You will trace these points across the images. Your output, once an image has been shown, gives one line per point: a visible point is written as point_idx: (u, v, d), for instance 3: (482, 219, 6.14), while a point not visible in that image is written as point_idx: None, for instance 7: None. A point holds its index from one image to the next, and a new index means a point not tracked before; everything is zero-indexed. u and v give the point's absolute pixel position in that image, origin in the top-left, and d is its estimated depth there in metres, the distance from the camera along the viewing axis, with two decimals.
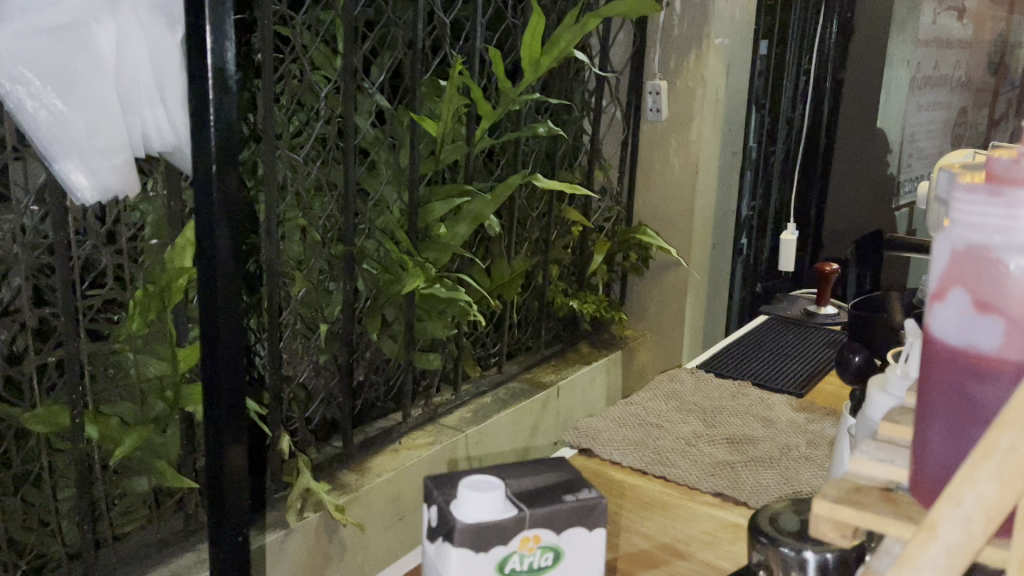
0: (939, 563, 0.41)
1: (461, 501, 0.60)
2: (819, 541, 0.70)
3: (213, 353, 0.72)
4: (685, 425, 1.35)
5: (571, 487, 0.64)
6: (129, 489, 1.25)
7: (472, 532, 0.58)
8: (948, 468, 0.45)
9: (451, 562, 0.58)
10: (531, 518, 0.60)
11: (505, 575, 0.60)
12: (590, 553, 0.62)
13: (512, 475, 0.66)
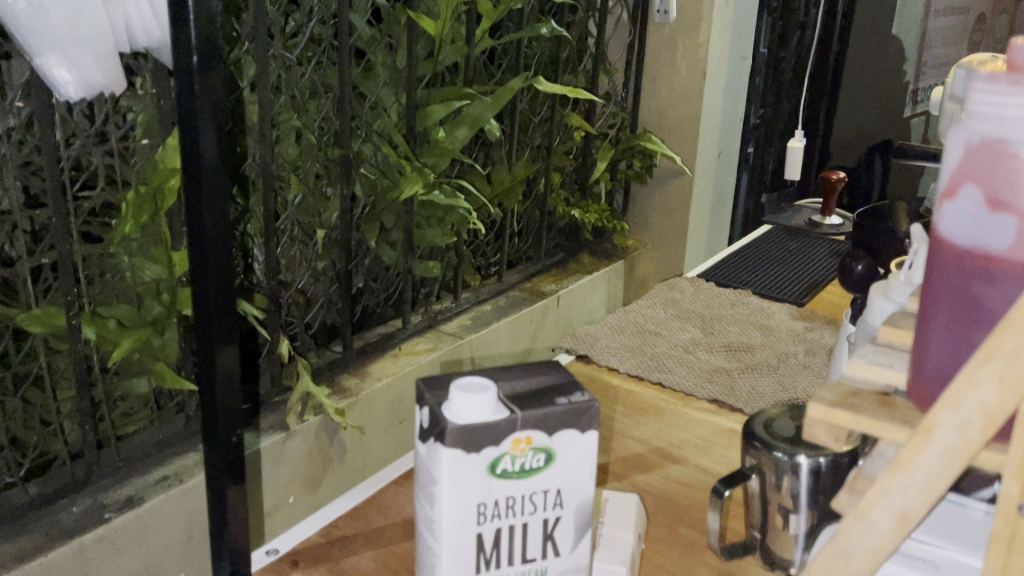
0: (932, 465, 0.40)
1: (452, 401, 0.59)
2: (813, 447, 0.70)
3: (201, 254, 0.70)
4: (684, 332, 1.34)
5: (565, 390, 0.63)
6: (129, 390, 1.25)
7: (463, 433, 0.58)
8: (948, 372, 0.44)
9: (442, 462, 0.58)
10: (522, 421, 0.59)
11: (497, 476, 0.60)
12: (583, 454, 0.62)
13: (506, 378, 0.65)
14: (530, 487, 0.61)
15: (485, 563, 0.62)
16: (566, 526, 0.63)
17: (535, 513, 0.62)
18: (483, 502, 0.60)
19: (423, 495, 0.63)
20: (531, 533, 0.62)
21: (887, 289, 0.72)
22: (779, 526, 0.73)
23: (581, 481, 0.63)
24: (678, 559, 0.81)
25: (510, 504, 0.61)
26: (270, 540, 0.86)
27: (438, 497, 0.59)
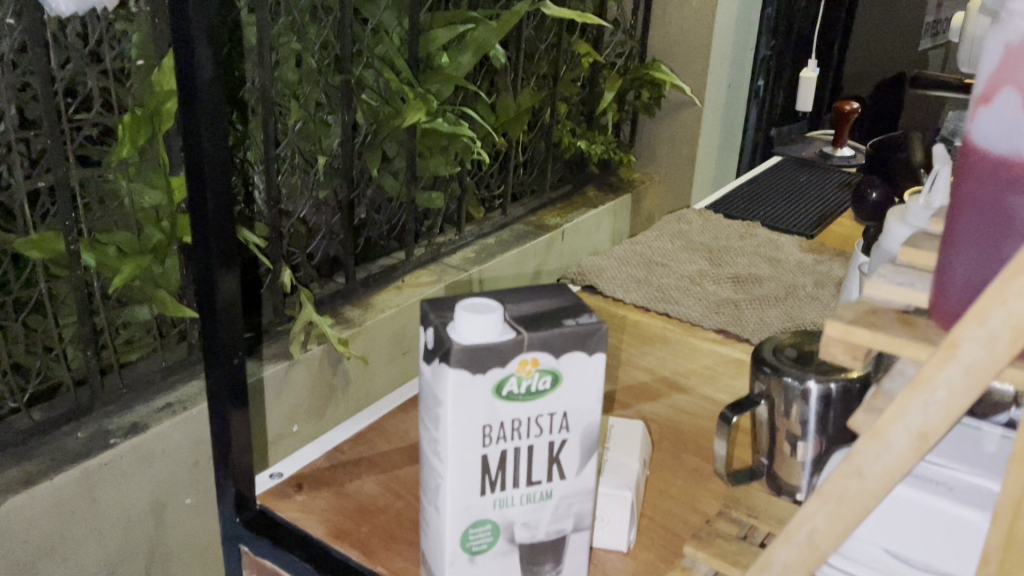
0: (955, 383, 0.38)
1: (457, 320, 0.58)
2: (824, 372, 0.69)
3: (199, 173, 0.68)
4: (691, 263, 1.33)
5: (572, 312, 0.62)
6: (131, 318, 1.24)
7: (469, 354, 0.56)
8: (975, 290, 0.42)
9: (447, 382, 0.57)
10: (529, 343, 0.58)
11: (502, 398, 0.59)
12: (589, 377, 0.61)
13: (512, 300, 0.64)
14: (536, 409, 0.60)
15: (490, 485, 0.61)
16: (572, 449, 0.62)
17: (541, 436, 0.61)
18: (489, 424, 0.59)
19: (427, 417, 0.62)
20: (537, 456, 0.61)
21: (903, 212, 0.71)
22: (786, 453, 0.73)
23: (587, 404, 0.62)
24: (683, 486, 0.81)
25: (516, 427, 0.60)
26: (273, 464, 0.86)
27: (442, 418, 0.58)
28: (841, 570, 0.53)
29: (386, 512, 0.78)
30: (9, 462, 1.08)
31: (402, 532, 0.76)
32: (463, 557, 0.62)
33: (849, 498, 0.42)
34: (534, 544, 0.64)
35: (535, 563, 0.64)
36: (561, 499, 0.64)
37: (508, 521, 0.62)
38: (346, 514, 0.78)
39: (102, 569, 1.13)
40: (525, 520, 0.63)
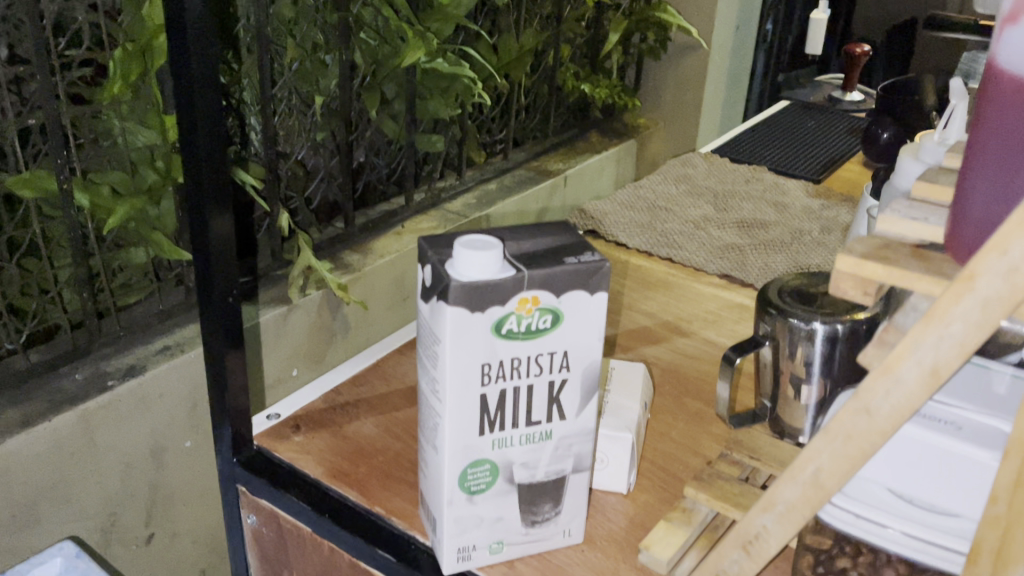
0: (971, 317, 0.37)
1: (456, 257, 0.56)
2: (830, 313, 0.67)
3: (189, 106, 0.65)
4: (695, 208, 1.30)
5: (574, 250, 0.60)
6: (128, 260, 1.22)
7: (468, 291, 0.55)
8: (993, 219, 0.41)
9: (445, 320, 0.55)
10: (529, 281, 0.56)
11: (502, 337, 0.57)
12: (591, 317, 0.59)
13: (512, 237, 0.62)
14: (537, 348, 0.59)
15: (489, 424, 0.60)
16: (572, 389, 0.61)
17: (541, 375, 0.60)
18: (488, 363, 0.58)
19: (426, 355, 0.61)
20: (536, 395, 0.60)
21: (917, 148, 0.70)
22: (790, 396, 0.72)
23: (589, 344, 0.60)
24: (684, 430, 0.80)
25: (516, 366, 0.59)
26: (271, 405, 0.85)
27: (440, 357, 0.57)
28: (845, 509, 0.53)
29: (385, 454, 0.77)
30: (7, 403, 1.07)
31: (401, 473, 0.75)
32: (461, 496, 0.61)
33: (856, 435, 0.41)
34: (533, 485, 0.63)
35: (534, 503, 0.64)
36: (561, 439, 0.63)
37: (507, 461, 0.61)
38: (344, 455, 0.77)
39: (102, 510, 1.13)
40: (524, 461, 0.62)
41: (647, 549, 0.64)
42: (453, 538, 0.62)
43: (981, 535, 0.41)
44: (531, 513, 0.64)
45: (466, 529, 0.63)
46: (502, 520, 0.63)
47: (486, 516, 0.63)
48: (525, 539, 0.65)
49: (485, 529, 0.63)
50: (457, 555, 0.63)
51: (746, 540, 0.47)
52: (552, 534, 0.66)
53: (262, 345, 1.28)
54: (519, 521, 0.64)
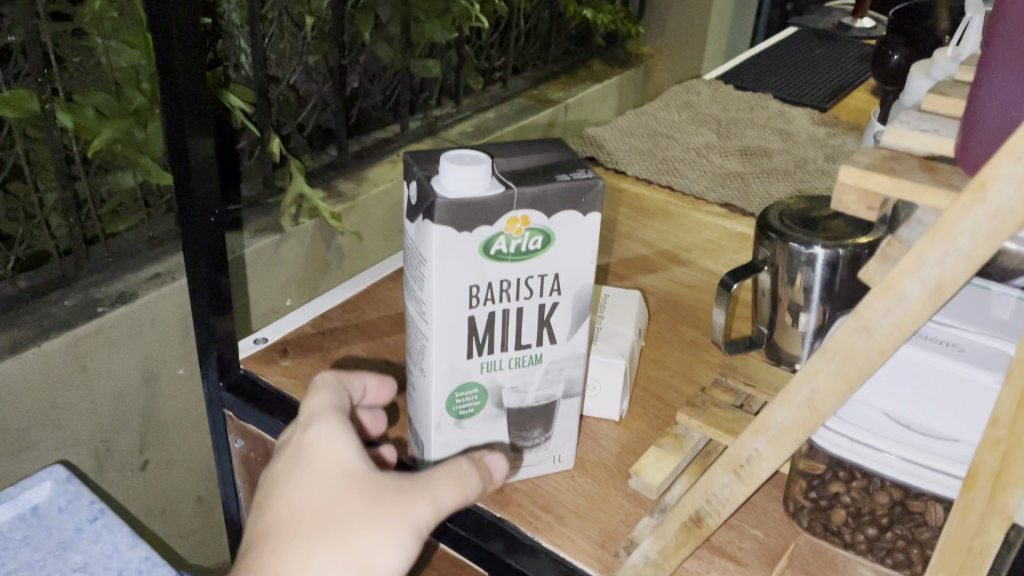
0: (980, 229, 0.34)
1: (442, 173, 0.54)
2: (832, 237, 0.65)
3: (162, 18, 0.62)
4: (698, 136, 1.27)
5: (567, 168, 0.57)
6: (115, 185, 1.19)
7: (454, 209, 0.52)
8: (1010, 117, 0.38)
9: (431, 239, 0.53)
10: (519, 199, 0.54)
11: (490, 258, 0.55)
12: (584, 238, 0.57)
13: (503, 154, 0.59)
14: (527, 270, 0.57)
15: (477, 347, 0.58)
16: (563, 313, 0.59)
17: (531, 299, 0.58)
18: (476, 285, 0.56)
19: (413, 276, 0.59)
20: (526, 319, 0.58)
21: (930, 65, 0.67)
22: (788, 323, 0.71)
23: (580, 267, 0.58)
24: (679, 357, 0.79)
25: (505, 288, 0.57)
26: (258, 331, 0.83)
27: (426, 278, 0.55)
28: (840, 434, 0.51)
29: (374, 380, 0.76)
30: None
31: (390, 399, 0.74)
32: (449, 421, 0.60)
33: (854, 355, 0.39)
34: (523, 410, 0.62)
35: (523, 429, 0.62)
36: (552, 364, 0.61)
37: (496, 386, 0.60)
38: None
39: (96, 436, 1.13)
40: (513, 385, 0.60)
41: (637, 474, 0.63)
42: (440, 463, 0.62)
43: (979, 458, 0.40)
44: (521, 438, 0.63)
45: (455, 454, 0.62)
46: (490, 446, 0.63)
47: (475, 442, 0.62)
48: (514, 464, 0.64)
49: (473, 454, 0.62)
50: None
51: (738, 465, 0.46)
52: (542, 459, 0.65)
53: (249, 278, 1.21)
54: (509, 446, 0.63)
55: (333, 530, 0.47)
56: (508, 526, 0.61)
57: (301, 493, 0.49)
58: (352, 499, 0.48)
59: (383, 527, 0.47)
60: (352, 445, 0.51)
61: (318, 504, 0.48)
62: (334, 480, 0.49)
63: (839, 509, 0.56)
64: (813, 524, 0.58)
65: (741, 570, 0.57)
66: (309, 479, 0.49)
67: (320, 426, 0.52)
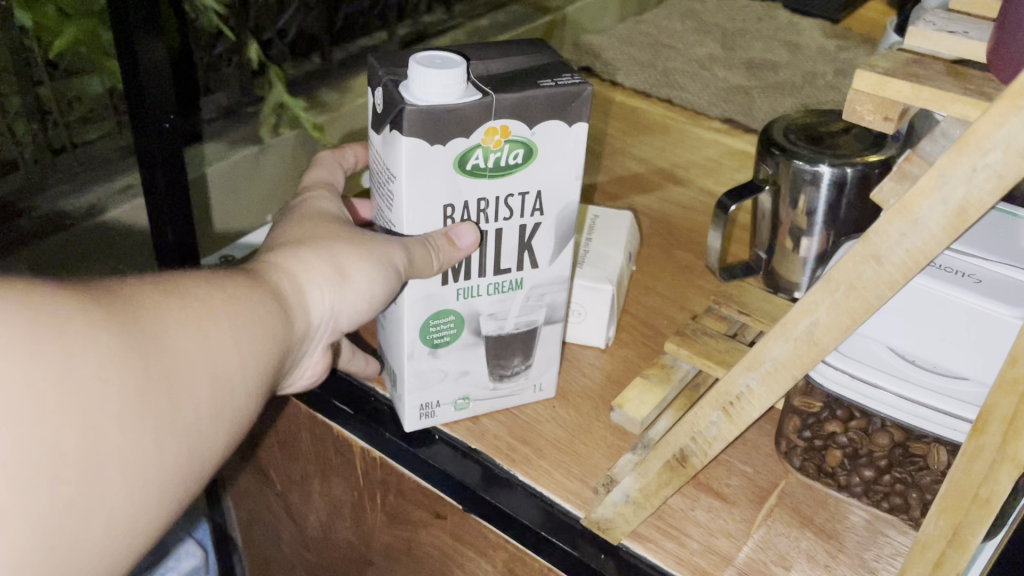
0: (1016, 142, 0.29)
1: (411, 77, 0.47)
2: (840, 155, 0.60)
3: None
4: (702, 47, 1.18)
5: (551, 74, 0.51)
6: (81, 89, 1.03)
7: (424, 118, 0.46)
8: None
9: (400, 154, 0.47)
10: (499, 107, 0.48)
11: (466, 173, 0.49)
12: (569, 152, 0.51)
13: (480, 57, 0.52)
14: (506, 188, 0.51)
15: (453, 273, 0.53)
16: (545, 235, 0.54)
17: (510, 219, 0.52)
18: (451, 205, 0.51)
19: (382, 192, 0.53)
20: (504, 241, 0.53)
21: None
22: (788, 249, 0.66)
23: (565, 183, 0.52)
24: (673, 283, 0.74)
25: (482, 208, 0.51)
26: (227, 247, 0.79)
27: (396, 196, 0.50)
28: (838, 370, 0.48)
29: None
30: None
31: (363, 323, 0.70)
32: (423, 350, 0.55)
33: (862, 286, 0.35)
34: (501, 338, 0.57)
35: (501, 357, 0.58)
36: (534, 290, 0.56)
37: (473, 313, 0.55)
38: None
39: None
40: (491, 312, 0.56)
41: (619, 408, 0.59)
42: (415, 394, 0.57)
43: (992, 401, 0.35)
44: (499, 367, 0.59)
45: (429, 384, 0.57)
46: (467, 374, 0.58)
47: (451, 370, 0.57)
48: (492, 394, 0.60)
49: (449, 384, 0.58)
50: (418, 412, 0.59)
51: (728, 402, 0.42)
52: (522, 387, 0.61)
53: (214, 190, 1.09)
54: (487, 375, 0.59)
55: (319, 241, 0.49)
56: (485, 458, 0.58)
57: (288, 226, 0.51)
58: (338, 228, 0.51)
59: (365, 244, 0.49)
60: (336, 205, 0.55)
61: (307, 230, 0.50)
62: (320, 218, 0.52)
63: (835, 451, 0.52)
64: (806, 464, 0.55)
65: (727, 508, 0.54)
66: (297, 216, 0.52)
67: (309, 192, 0.56)
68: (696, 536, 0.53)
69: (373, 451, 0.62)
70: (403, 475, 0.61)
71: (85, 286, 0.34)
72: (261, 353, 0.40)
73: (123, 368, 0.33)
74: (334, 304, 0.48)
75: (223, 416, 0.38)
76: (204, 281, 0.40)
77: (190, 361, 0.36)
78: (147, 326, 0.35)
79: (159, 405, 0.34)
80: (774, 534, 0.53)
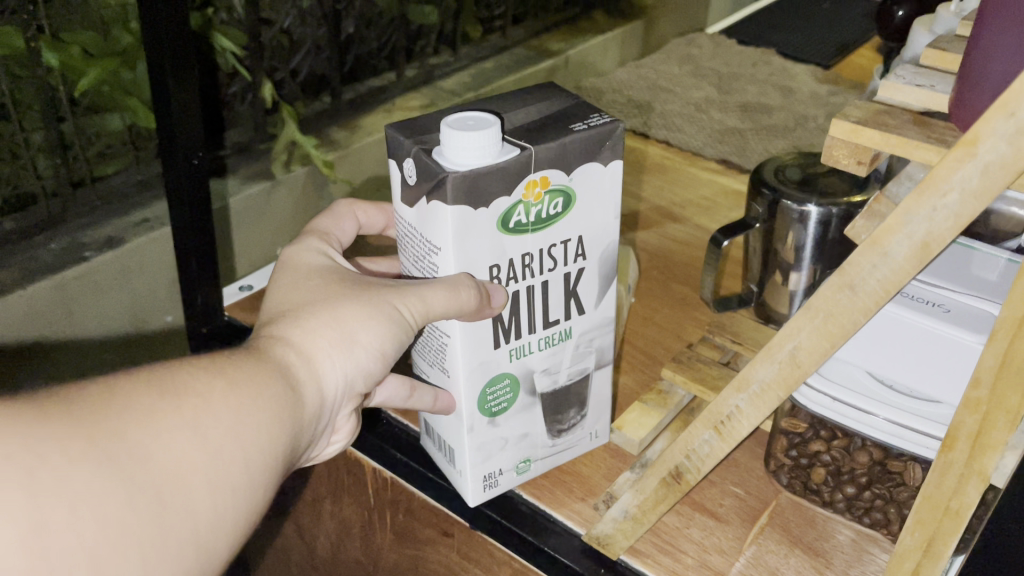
0: (970, 184, 0.33)
1: (446, 141, 0.46)
2: (826, 196, 0.64)
3: None
4: (698, 90, 1.22)
5: (579, 115, 0.51)
6: (103, 127, 1.07)
7: (469, 182, 0.45)
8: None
9: (446, 221, 0.46)
10: (538, 161, 0.47)
11: (511, 230, 0.49)
12: (605, 191, 0.51)
13: (505, 108, 0.52)
14: (549, 239, 0.51)
15: (505, 335, 0.53)
16: (590, 280, 0.54)
17: (556, 269, 0.52)
18: (497, 265, 0.50)
19: (416, 258, 0.52)
20: (553, 293, 0.53)
21: (934, 21, 0.64)
22: (779, 282, 0.70)
23: (606, 222, 0.53)
24: (670, 315, 0.78)
25: (528, 264, 0.51)
26: (244, 278, 0.83)
27: (441, 267, 0.49)
28: (821, 393, 0.51)
29: None
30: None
31: None
32: (483, 420, 0.55)
33: (838, 313, 0.38)
34: (556, 393, 0.57)
35: (559, 412, 0.58)
36: (583, 337, 0.57)
37: (528, 372, 0.55)
38: None
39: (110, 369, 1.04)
40: (545, 367, 0.55)
41: (618, 430, 0.63)
42: (478, 466, 0.56)
43: (959, 419, 0.39)
44: (557, 422, 0.59)
45: (490, 454, 0.57)
46: (527, 436, 0.58)
47: (511, 437, 0.57)
48: (552, 451, 0.60)
49: (510, 450, 0.57)
50: (483, 483, 0.57)
51: (718, 421, 0.45)
52: (578, 438, 0.61)
53: (234, 224, 1.10)
54: (545, 434, 0.59)
55: (323, 302, 0.46)
56: None
57: (286, 285, 0.48)
58: (338, 285, 0.48)
59: (374, 301, 0.46)
60: (327, 254, 0.52)
61: (308, 287, 0.47)
62: (321, 273, 0.49)
63: (820, 468, 0.56)
64: (793, 481, 0.58)
65: (720, 527, 0.57)
66: (291, 273, 0.49)
67: (300, 242, 0.53)
68: (690, 552, 0.55)
69: (385, 470, 0.65)
70: (412, 495, 0.64)
71: (66, 403, 0.33)
72: (269, 448, 0.38)
73: (100, 500, 0.32)
74: (349, 370, 0.45)
75: (225, 525, 0.36)
76: (204, 372, 0.38)
77: (183, 473, 0.34)
78: (130, 445, 0.33)
79: (151, 526, 0.33)
80: (765, 551, 0.56)
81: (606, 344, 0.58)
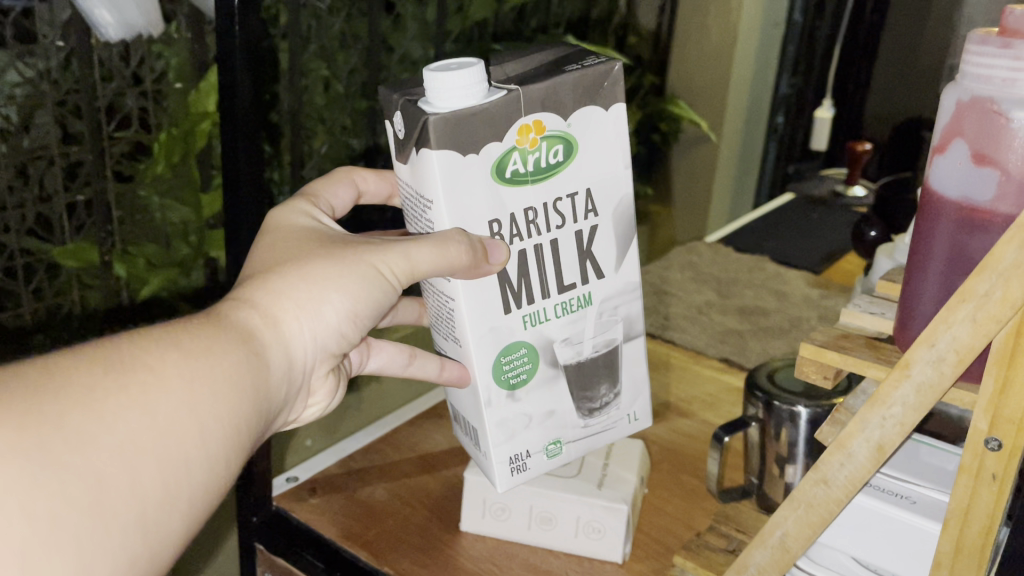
0: (909, 399, 0.43)
1: (431, 86, 0.53)
2: (812, 398, 0.73)
3: (235, 197, 0.77)
4: (699, 294, 1.32)
5: (574, 60, 0.58)
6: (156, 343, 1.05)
7: (451, 122, 0.52)
8: (953, 284, 0.46)
9: (436, 172, 0.53)
10: (526, 102, 0.54)
11: (509, 173, 0.55)
12: (606, 137, 0.58)
13: (495, 63, 0.59)
14: (552, 193, 0.57)
15: (514, 301, 0.59)
16: (603, 239, 0.60)
17: (565, 225, 0.58)
18: (498, 220, 0.56)
19: (417, 218, 0.59)
20: (564, 250, 0.59)
21: (893, 249, 0.75)
22: (776, 474, 0.77)
23: (612, 175, 0.59)
24: (679, 504, 0.84)
25: (531, 219, 0.57)
26: (290, 469, 0.89)
27: (436, 222, 0.55)
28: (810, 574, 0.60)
29: (395, 516, 0.81)
30: None
31: (410, 535, 0.79)
32: (502, 394, 0.61)
33: (816, 504, 0.47)
34: (581, 364, 0.63)
35: (587, 389, 0.64)
36: (603, 306, 0.62)
37: (545, 340, 0.61)
38: (357, 518, 0.81)
39: None
40: (565, 337, 0.61)
41: None
42: (501, 446, 0.62)
43: None
44: (587, 400, 0.64)
45: (515, 433, 0.62)
46: (553, 414, 0.63)
47: (535, 413, 0.63)
48: (584, 433, 0.65)
49: (535, 428, 0.63)
50: (510, 467, 0.63)
51: None
52: (618, 420, 0.66)
53: None
54: (574, 413, 0.64)
55: (299, 262, 0.53)
56: None
57: (265, 250, 0.56)
58: (315, 247, 0.55)
59: (345, 266, 0.54)
60: (307, 221, 0.60)
61: (282, 252, 0.55)
62: (296, 238, 0.57)
63: None
64: None
65: None
66: (269, 241, 0.57)
67: (280, 210, 0.61)
68: None
69: None
70: None
71: (8, 393, 0.37)
72: (216, 420, 0.44)
73: (36, 486, 0.36)
74: (314, 326, 0.53)
75: (186, 476, 0.42)
76: (156, 347, 0.43)
77: (129, 443, 0.40)
78: (72, 427, 0.38)
79: (105, 491, 0.38)
80: None
81: (629, 315, 0.64)
